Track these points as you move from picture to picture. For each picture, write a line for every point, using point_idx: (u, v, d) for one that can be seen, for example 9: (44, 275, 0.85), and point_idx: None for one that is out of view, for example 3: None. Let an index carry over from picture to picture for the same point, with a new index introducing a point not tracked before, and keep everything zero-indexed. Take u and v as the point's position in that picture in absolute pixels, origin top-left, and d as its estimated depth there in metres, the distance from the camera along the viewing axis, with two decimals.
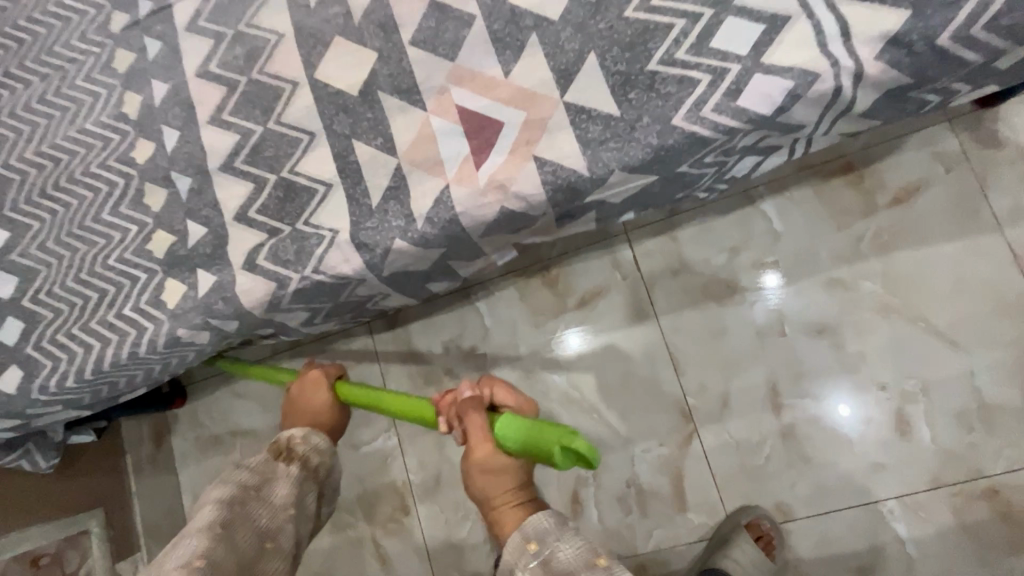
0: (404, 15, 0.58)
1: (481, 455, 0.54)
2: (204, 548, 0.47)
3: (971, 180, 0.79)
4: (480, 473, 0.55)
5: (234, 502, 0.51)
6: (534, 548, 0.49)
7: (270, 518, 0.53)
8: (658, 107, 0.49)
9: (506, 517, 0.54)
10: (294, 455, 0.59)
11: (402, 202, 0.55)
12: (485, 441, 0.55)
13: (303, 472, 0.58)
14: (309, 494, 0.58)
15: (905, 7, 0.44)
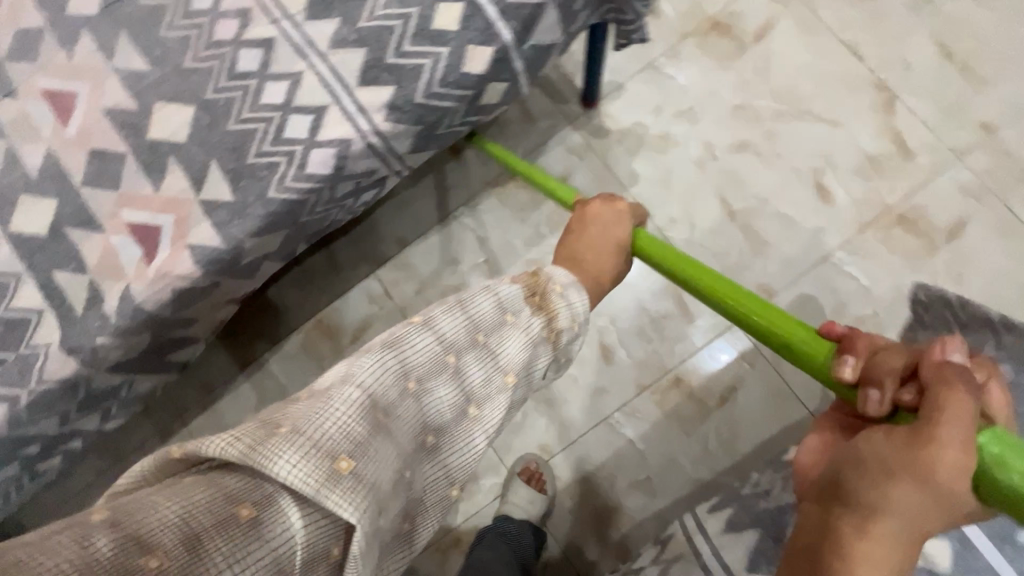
0: (74, 164, 0.74)
1: (941, 474, 0.38)
2: (383, 391, 0.48)
3: (598, 160, 1.06)
4: (875, 449, 0.42)
5: (446, 356, 0.52)
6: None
7: (473, 381, 0.53)
8: (257, 188, 0.68)
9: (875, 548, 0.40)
10: (544, 303, 0.59)
11: (99, 306, 0.69)
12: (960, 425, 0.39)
13: (547, 322, 0.59)
14: (540, 359, 0.58)
15: (389, 84, 0.67)
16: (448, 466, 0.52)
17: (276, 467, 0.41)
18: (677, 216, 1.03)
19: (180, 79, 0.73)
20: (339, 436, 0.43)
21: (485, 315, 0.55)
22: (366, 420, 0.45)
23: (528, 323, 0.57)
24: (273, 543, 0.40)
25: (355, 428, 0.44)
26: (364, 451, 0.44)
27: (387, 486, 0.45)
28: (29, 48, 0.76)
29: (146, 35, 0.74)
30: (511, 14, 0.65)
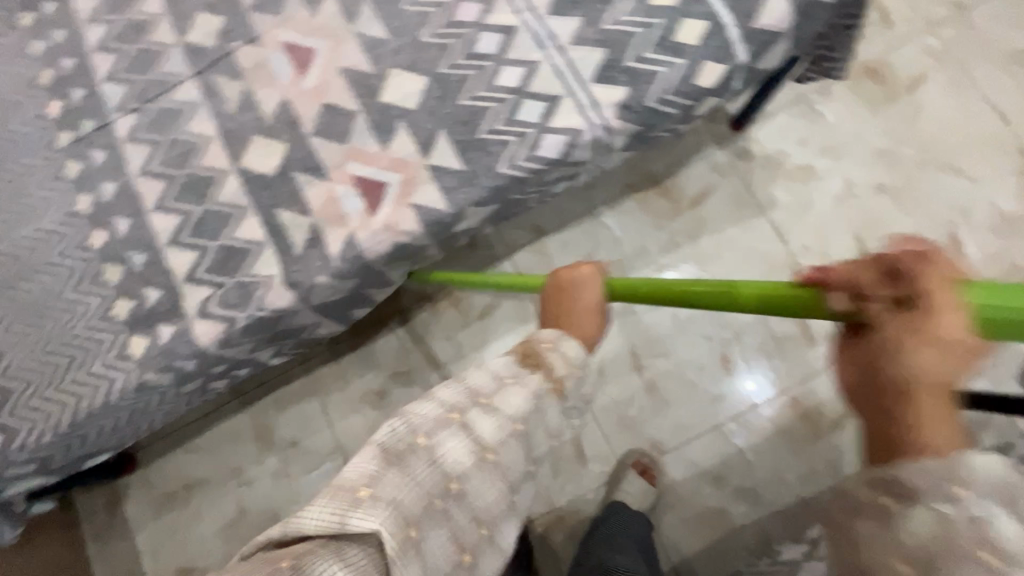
0: (306, 115, 0.79)
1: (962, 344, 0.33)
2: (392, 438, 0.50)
3: (740, 182, 1.11)
4: (922, 368, 0.34)
5: (454, 413, 0.53)
6: (963, 493, 0.35)
7: (487, 431, 0.53)
8: (487, 161, 0.73)
9: (941, 439, 0.36)
10: (539, 360, 0.62)
11: (321, 248, 0.75)
12: (963, 316, 0.33)
13: (548, 378, 0.60)
14: (550, 408, 0.60)
15: (624, 85, 0.72)
16: (477, 518, 0.51)
17: (312, 515, 0.44)
18: (811, 244, 1.08)
19: (416, 51, 0.79)
20: (355, 475, 0.46)
21: (479, 383, 0.57)
22: (381, 461, 0.48)
23: (523, 381, 0.58)
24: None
25: (368, 467, 0.47)
26: (383, 483, 0.46)
27: (411, 516, 0.45)
28: (273, 4, 0.83)
29: (386, 7, 0.80)
30: (751, 38, 0.70)
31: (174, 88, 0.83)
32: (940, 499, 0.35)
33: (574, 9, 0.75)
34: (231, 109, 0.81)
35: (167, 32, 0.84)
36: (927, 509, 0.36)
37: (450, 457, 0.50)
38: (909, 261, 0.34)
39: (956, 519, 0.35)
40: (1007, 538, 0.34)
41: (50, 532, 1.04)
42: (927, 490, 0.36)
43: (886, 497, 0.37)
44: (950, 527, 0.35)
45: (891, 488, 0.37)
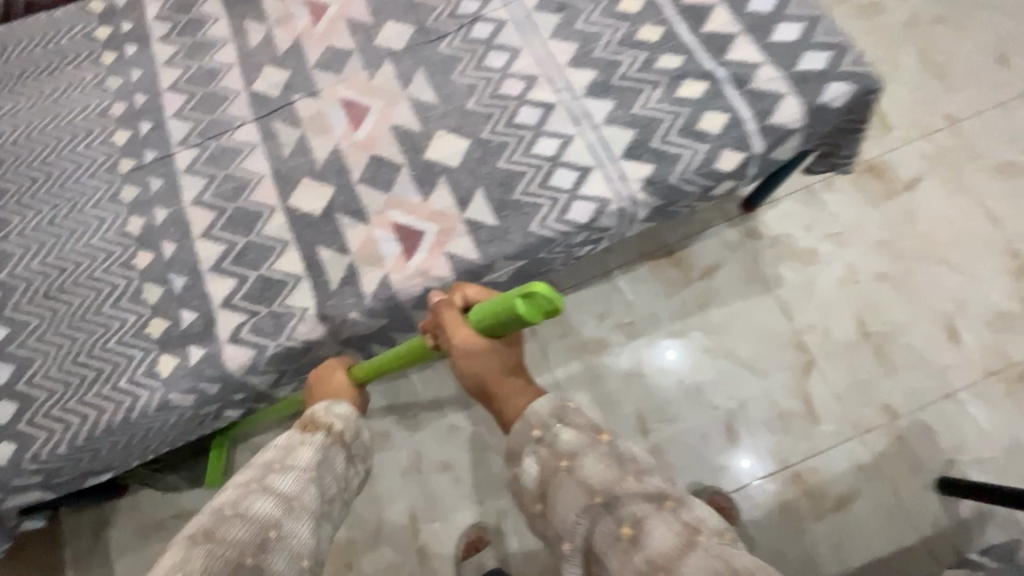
0: (355, 163, 0.86)
1: (463, 348, 0.70)
2: (208, 521, 0.56)
3: (748, 259, 1.17)
4: (476, 365, 0.70)
5: (250, 482, 0.60)
6: (539, 434, 0.63)
7: (286, 488, 0.61)
8: (521, 220, 0.79)
9: (512, 399, 0.70)
10: (318, 425, 0.69)
11: (355, 286, 0.79)
12: (466, 330, 0.69)
13: (328, 437, 0.69)
14: (336, 458, 0.68)
15: (650, 163, 0.79)
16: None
17: None
18: (814, 324, 1.12)
19: (461, 117, 0.86)
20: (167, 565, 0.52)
21: (269, 457, 0.65)
22: (192, 543, 0.54)
23: (310, 441, 0.67)
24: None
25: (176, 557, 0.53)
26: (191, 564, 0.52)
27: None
28: (335, 65, 0.92)
29: (439, 76, 0.89)
30: (767, 132, 0.78)
31: (235, 129, 0.90)
32: (528, 443, 0.64)
33: (608, 93, 0.83)
34: (285, 152, 0.88)
35: (235, 80, 0.93)
36: (530, 457, 0.63)
37: (255, 512, 0.57)
38: (434, 318, 0.71)
39: (546, 458, 0.62)
40: (568, 448, 0.61)
41: None
42: (521, 444, 0.65)
43: (515, 466, 0.65)
44: (545, 461, 0.62)
45: (516, 459, 0.65)
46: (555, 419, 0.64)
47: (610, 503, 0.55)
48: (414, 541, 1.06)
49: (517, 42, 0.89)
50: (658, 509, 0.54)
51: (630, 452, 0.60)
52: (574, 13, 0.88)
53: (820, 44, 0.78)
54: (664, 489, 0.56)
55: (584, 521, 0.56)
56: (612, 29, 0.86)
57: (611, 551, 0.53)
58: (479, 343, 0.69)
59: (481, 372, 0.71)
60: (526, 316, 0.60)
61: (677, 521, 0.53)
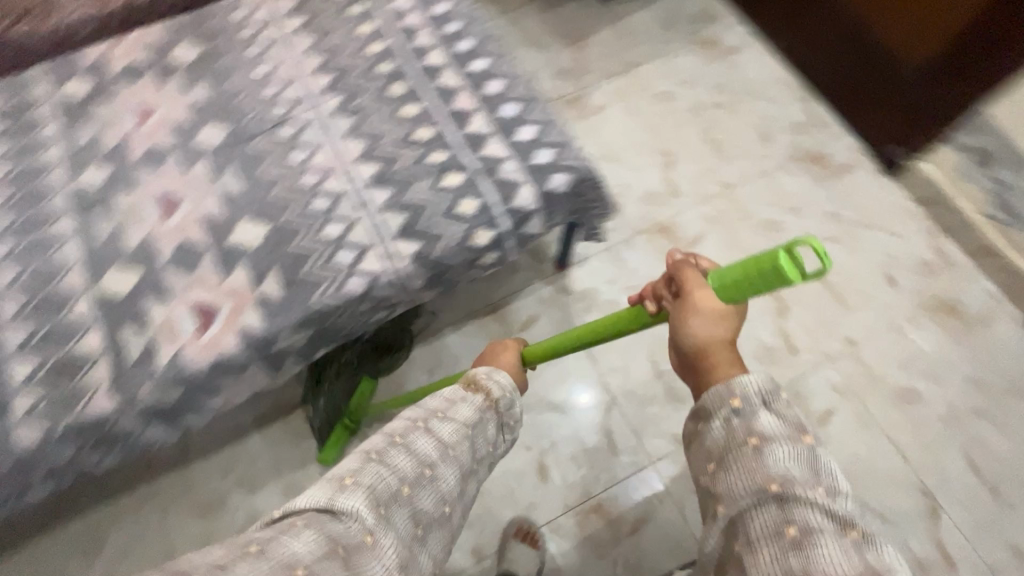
0: (163, 249, 0.96)
1: (701, 303, 0.63)
2: (362, 462, 0.65)
3: (560, 313, 1.34)
4: (694, 329, 0.63)
5: (414, 421, 0.72)
6: (736, 405, 0.58)
7: (438, 437, 0.71)
8: (304, 295, 0.92)
9: (726, 370, 0.62)
10: (479, 387, 0.81)
11: (152, 361, 0.88)
12: (709, 291, 0.63)
13: (485, 399, 0.79)
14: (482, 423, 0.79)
15: (416, 242, 0.94)
16: (423, 515, 0.66)
17: (267, 528, 0.57)
18: (616, 366, 1.28)
19: (265, 205, 0.99)
20: (308, 501, 0.60)
21: (435, 403, 0.76)
22: (333, 487, 0.61)
23: (469, 399, 0.78)
24: (283, 560, 0.52)
25: (323, 495, 0.60)
26: (320, 513, 0.59)
27: (357, 521, 0.59)
28: (157, 162, 1.04)
29: (248, 170, 1.03)
30: (511, 214, 0.95)
31: (54, 221, 0.98)
32: (723, 409, 0.59)
33: (387, 183, 0.99)
34: (100, 240, 0.97)
35: (60, 176, 1.02)
36: (719, 420, 0.59)
37: (417, 450, 0.68)
38: (673, 273, 0.67)
39: (737, 430, 0.57)
40: (768, 432, 0.56)
41: None
42: (715, 406, 0.60)
43: (701, 418, 0.62)
44: (733, 432, 0.58)
45: (704, 416, 0.61)
46: (761, 400, 0.58)
47: (786, 499, 0.51)
48: None
49: (317, 141, 1.04)
50: (838, 530, 0.49)
51: (827, 466, 0.55)
52: (365, 117, 1.05)
53: (552, 142, 0.98)
54: (852, 517, 0.51)
55: (751, 502, 0.53)
56: (395, 130, 1.03)
57: (767, 542, 0.50)
58: (716, 305, 0.63)
59: (699, 332, 0.63)
60: (786, 280, 0.55)
61: (860, 560, 0.47)
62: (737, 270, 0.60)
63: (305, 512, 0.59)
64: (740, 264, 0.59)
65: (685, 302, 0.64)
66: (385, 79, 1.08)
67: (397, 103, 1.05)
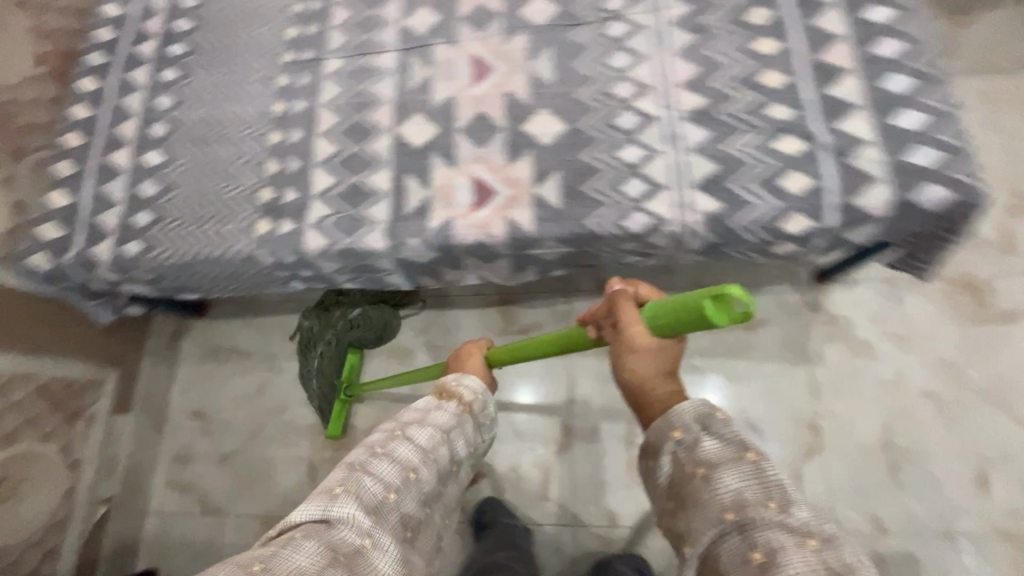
0: (461, 115, 0.96)
1: (639, 343, 0.60)
2: (345, 475, 0.65)
3: (796, 328, 1.16)
4: (634, 369, 0.61)
5: (393, 432, 0.72)
6: (678, 436, 0.59)
7: (422, 441, 0.71)
8: (580, 211, 0.86)
9: (662, 400, 0.62)
10: (452, 394, 0.79)
11: (424, 218, 0.91)
12: (644, 329, 0.60)
13: (460, 405, 0.78)
14: (467, 425, 0.78)
15: (717, 203, 0.83)
16: (411, 515, 0.68)
17: (264, 550, 0.59)
18: (838, 413, 1.10)
19: (568, 103, 0.93)
20: (303, 518, 0.62)
21: (409, 417, 0.75)
22: (325, 501, 0.63)
23: (443, 407, 0.77)
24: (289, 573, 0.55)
25: (316, 511, 0.62)
26: (311, 530, 0.60)
27: (348, 531, 0.61)
28: (479, 23, 1.01)
29: (563, 60, 0.96)
30: (845, 210, 0.78)
31: (379, 54, 1.02)
32: (667, 442, 0.60)
33: (708, 124, 0.86)
34: (411, 86, 1.00)
35: (394, 10, 1.05)
36: (667, 453, 0.60)
37: (399, 458, 0.69)
38: (608, 305, 0.63)
39: (684, 460, 0.59)
40: (709, 457, 0.57)
41: (124, 335, 1.22)
42: (660, 440, 0.60)
43: (648, 456, 0.62)
44: (682, 465, 0.59)
45: (651, 450, 0.62)
46: (701, 426, 0.59)
47: (746, 526, 0.52)
48: None
49: (645, 50, 0.93)
50: (801, 544, 0.50)
51: (773, 476, 0.55)
52: (709, 40, 0.90)
53: (938, 143, 0.77)
54: (809, 523, 0.51)
55: (710, 536, 0.54)
56: (739, 64, 0.88)
57: (737, 572, 0.51)
58: (653, 344, 0.60)
59: (640, 370, 0.61)
60: (716, 321, 0.52)
61: (818, 559, 0.48)
62: (667, 312, 0.55)
63: (304, 525, 0.62)
64: (668, 303, 0.55)
65: (624, 343, 0.61)
66: (749, 1, 0.91)
67: (753, 34, 0.89)
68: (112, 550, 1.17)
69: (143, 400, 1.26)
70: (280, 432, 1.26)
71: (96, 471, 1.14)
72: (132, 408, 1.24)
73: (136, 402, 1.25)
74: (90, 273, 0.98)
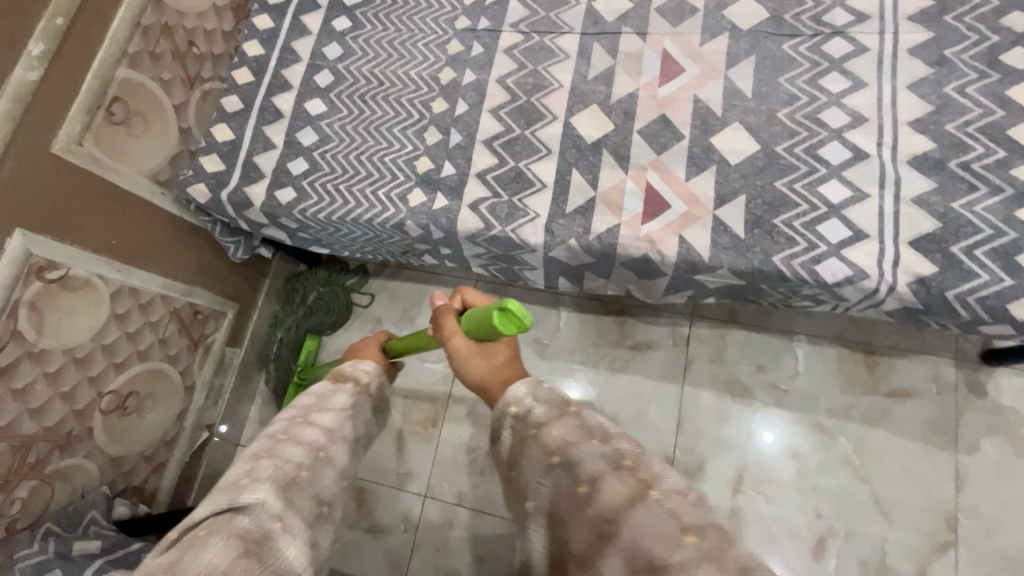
0: (643, 114, 0.89)
1: (458, 345, 0.70)
2: (252, 465, 0.55)
3: (949, 408, 1.04)
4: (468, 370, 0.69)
5: (295, 417, 0.63)
6: (514, 411, 0.60)
7: (327, 422, 0.64)
8: (768, 246, 0.78)
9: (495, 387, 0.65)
10: (347, 374, 0.71)
11: (587, 219, 0.85)
12: (461, 334, 0.70)
13: (358, 386, 0.70)
14: (364, 408, 0.70)
15: (935, 265, 0.72)
16: (327, 492, 0.60)
17: (160, 559, 0.47)
18: (983, 513, 0.99)
19: (767, 122, 0.84)
20: (206, 511, 0.51)
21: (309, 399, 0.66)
22: (235, 491, 0.52)
23: (341, 389, 0.68)
24: (202, 569, 0.45)
25: (221, 501, 0.52)
26: (216, 523, 0.50)
27: (257, 517, 0.51)
28: (676, 16, 0.92)
29: (767, 73, 0.87)
30: None
31: (560, 34, 0.96)
32: (503, 418, 0.60)
33: (937, 174, 0.76)
34: (589, 75, 0.93)
35: None
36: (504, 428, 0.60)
37: (305, 439, 0.60)
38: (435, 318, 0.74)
39: (517, 427, 0.59)
40: (532, 415, 0.58)
41: (247, 272, 1.24)
42: (498, 422, 0.61)
43: (497, 441, 0.62)
44: (516, 435, 0.59)
45: (495, 435, 0.62)
46: (525, 393, 0.60)
47: (568, 463, 0.54)
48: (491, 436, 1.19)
49: (869, 75, 0.82)
50: (616, 470, 0.51)
51: (593, 419, 0.56)
52: (949, 76, 0.79)
53: None
54: (626, 448, 0.53)
55: (548, 482, 0.56)
56: (984, 111, 0.77)
57: (576, 514, 0.53)
58: (466, 344, 0.70)
59: (474, 366, 0.69)
60: (502, 325, 0.63)
61: (631, 477, 0.50)
62: (474, 319, 0.66)
63: (210, 519, 0.51)
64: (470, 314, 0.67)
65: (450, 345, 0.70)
66: (1007, 38, 0.79)
67: (1006, 78, 0.77)
68: (204, 476, 1.21)
69: (252, 338, 1.28)
70: None
71: (204, 399, 1.17)
72: (241, 343, 1.26)
73: (246, 339, 1.27)
74: (240, 211, 0.99)
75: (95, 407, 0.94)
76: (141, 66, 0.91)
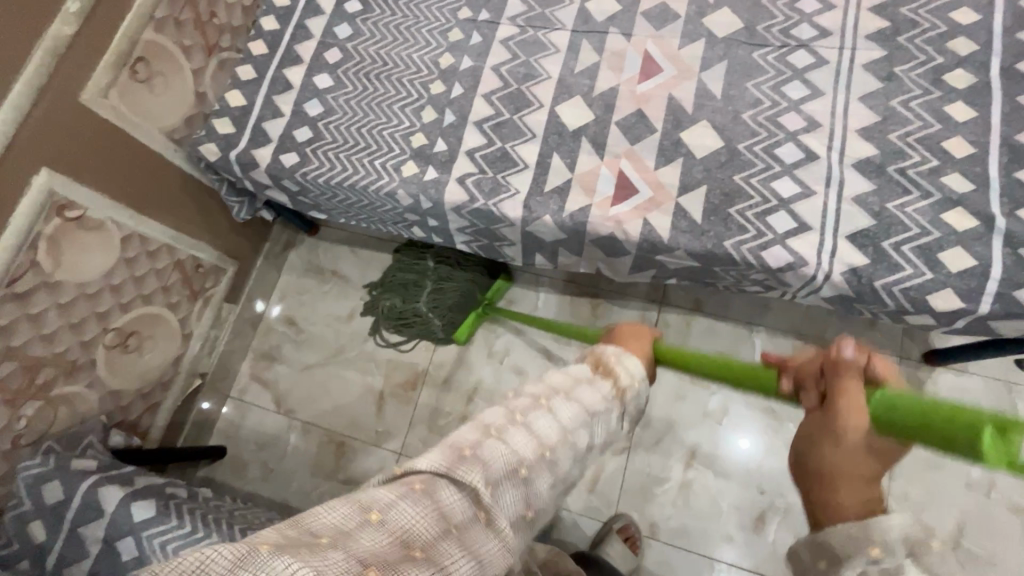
0: (621, 107, 0.97)
1: (845, 420, 0.49)
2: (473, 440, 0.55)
3: None
4: (831, 462, 0.49)
5: (536, 399, 0.60)
6: (877, 555, 0.42)
7: (565, 418, 0.58)
8: (721, 232, 0.86)
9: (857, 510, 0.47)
10: (607, 372, 0.64)
11: (563, 199, 0.93)
12: (860, 407, 0.48)
13: (614, 386, 0.63)
14: (612, 414, 0.62)
15: (865, 257, 0.81)
16: (536, 495, 0.56)
17: (376, 492, 0.50)
18: (912, 500, 1.06)
19: (732, 121, 0.92)
20: (427, 466, 0.53)
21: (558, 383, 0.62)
22: (451, 458, 0.53)
23: (595, 385, 0.62)
24: (410, 529, 0.48)
25: (441, 462, 0.52)
26: (433, 482, 0.52)
27: (458, 496, 0.51)
28: (660, 21, 1.01)
29: (737, 77, 0.95)
30: (1003, 299, 0.76)
31: (553, 30, 1.04)
32: (856, 557, 0.43)
33: (876, 177, 0.84)
34: (576, 68, 1.01)
35: None
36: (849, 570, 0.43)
37: (535, 428, 0.57)
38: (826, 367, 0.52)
39: None
40: None
41: (248, 233, 1.32)
42: (843, 550, 0.44)
43: (822, 559, 0.46)
44: None
45: (823, 550, 0.45)
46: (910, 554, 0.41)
47: None
48: (465, 403, 1.25)
49: (826, 86, 0.91)
50: None
51: None
52: (896, 91, 0.87)
53: None
54: None
55: None
56: (923, 124, 0.85)
57: None
58: (859, 431, 0.48)
59: (840, 458, 0.49)
60: (981, 455, 0.39)
61: None
62: (914, 414, 0.43)
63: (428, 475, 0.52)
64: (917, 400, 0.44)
65: (834, 422, 0.50)
66: (950, 61, 0.87)
67: (945, 96, 0.85)
68: (195, 421, 1.29)
69: (249, 295, 1.36)
70: (360, 358, 1.33)
71: (200, 348, 1.25)
72: (239, 299, 1.34)
73: (243, 295, 1.35)
74: (246, 171, 1.07)
75: (99, 341, 1.01)
76: (166, 31, 1.00)
